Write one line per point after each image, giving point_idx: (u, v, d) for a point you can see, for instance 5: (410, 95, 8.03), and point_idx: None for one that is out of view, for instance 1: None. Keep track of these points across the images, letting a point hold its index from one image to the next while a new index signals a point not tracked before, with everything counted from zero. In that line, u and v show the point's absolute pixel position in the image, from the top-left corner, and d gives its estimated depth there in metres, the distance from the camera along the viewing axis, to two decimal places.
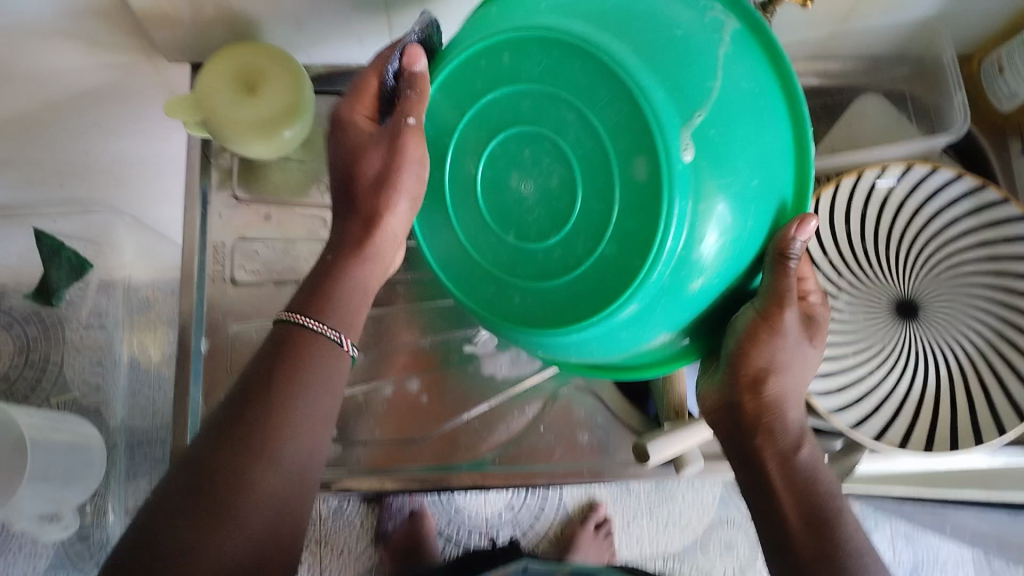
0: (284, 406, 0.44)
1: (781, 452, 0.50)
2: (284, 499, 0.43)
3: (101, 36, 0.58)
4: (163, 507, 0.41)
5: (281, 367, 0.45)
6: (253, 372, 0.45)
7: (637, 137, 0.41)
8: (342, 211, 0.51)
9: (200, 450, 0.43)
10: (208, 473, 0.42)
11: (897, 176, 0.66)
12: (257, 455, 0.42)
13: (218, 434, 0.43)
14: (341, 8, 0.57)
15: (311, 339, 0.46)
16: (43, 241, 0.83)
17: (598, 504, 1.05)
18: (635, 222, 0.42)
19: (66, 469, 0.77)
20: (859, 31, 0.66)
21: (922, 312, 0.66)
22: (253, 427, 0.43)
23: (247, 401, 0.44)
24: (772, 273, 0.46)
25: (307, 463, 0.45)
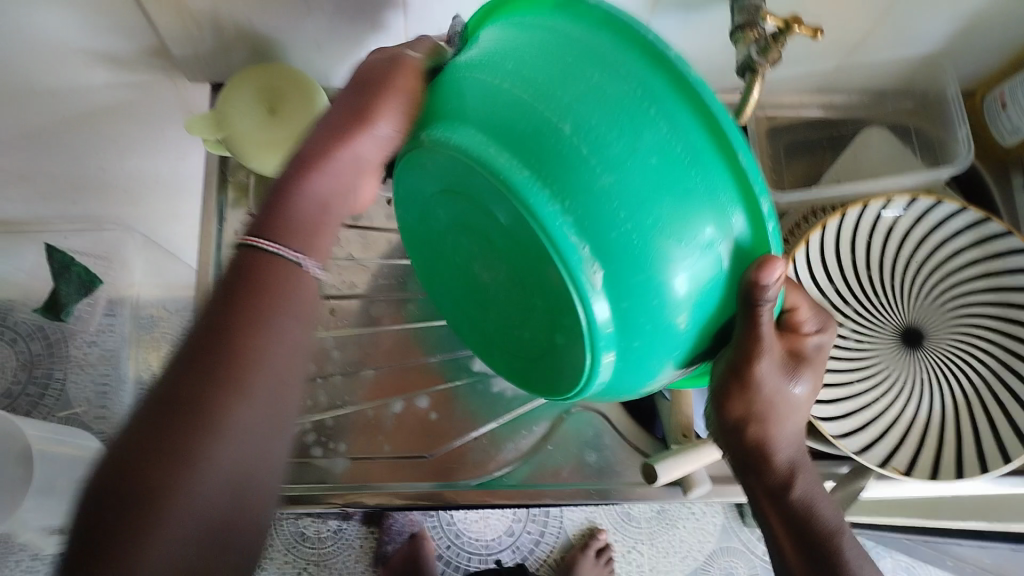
0: (251, 348, 0.40)
1: (770, 491, 0.50)
2: (257, 440, 0.40)
3: (126, 55, 0.59)
4: (119, 470, 0.37)
5: (243, 300, 0.41)
6: (210, 310, 0.41)
7: (540, 251, 0.37)
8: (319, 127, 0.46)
9: (152, 407, 0.39)
10: (169, 431, 0.38)
11: (901, 208, 0.67)
12: (220, 404, 0.39)
13: (182, 382, 0.39)
14: (360, 31, 0.59)
15: (277, 263, 0.42)
16: (54, 254, 0.80)
17: (599, 531, 1.06)
18: (566, 314, 0.39)
19: (67, 481, 0.77)
20: (863, 65, 0.68)
21: (928, 341, 0.67)
22: (221, 367, 0.39)
23: (204, 342, 0.40)
24: (743, 317, 0.40)
25: (279, 400, 0.41)
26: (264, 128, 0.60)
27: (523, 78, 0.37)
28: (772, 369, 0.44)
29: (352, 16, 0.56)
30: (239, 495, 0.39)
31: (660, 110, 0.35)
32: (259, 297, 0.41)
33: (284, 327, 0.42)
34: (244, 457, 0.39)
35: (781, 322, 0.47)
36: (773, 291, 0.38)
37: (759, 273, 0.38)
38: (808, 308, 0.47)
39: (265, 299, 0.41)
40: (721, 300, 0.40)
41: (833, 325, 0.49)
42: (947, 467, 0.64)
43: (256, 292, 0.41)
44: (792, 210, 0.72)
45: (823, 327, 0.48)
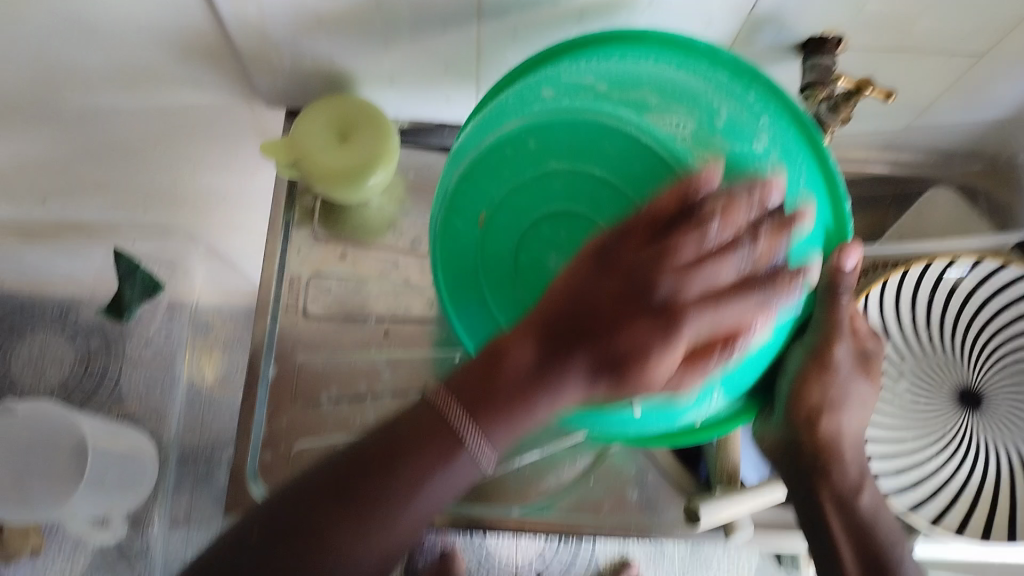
0: (406, 481, 0.40)
1: (838, 496, 0.54)
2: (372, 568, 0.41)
3: (205, 80, 0.62)
4: (264, 536, 0.40)
5: (415, 451, 0.41)
6: (383, 437, 0.42)
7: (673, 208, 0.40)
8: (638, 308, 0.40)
9: (312, 500, 0.40)
10: (326, 514, 0.40)
11: (966, 269, 0.65)
12: (344, 534, 0.40)
13: (343, 484, 0.40)
14: (434, 68, 0.60)
15: (458, 441, 0.41)
16: (121, 259, 0.87)
17: (630, 562, 1.05)
18: None
19: (118, 477, 0.82)
20: (932, 126, 0.67)
21: (986, 402, 0.66)
22: (378, 489, 0.40)
23: (383, 465, 0.41)
24: (821, 303, 0.45)
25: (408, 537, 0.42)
26: (338, 156, 0.62)
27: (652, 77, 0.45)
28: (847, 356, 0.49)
29: (427, 55, 0.58)
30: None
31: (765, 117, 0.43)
32: (437, 452, 0.41)
33: (441, 487, 0.41)
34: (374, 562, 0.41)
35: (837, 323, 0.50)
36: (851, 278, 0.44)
37: (836, 259, 0.43)
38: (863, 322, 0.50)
39: (437, 455, 0.41)
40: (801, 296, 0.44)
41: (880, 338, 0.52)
42: (996, 527, 0.63)
43: (436, 451, 0.41)
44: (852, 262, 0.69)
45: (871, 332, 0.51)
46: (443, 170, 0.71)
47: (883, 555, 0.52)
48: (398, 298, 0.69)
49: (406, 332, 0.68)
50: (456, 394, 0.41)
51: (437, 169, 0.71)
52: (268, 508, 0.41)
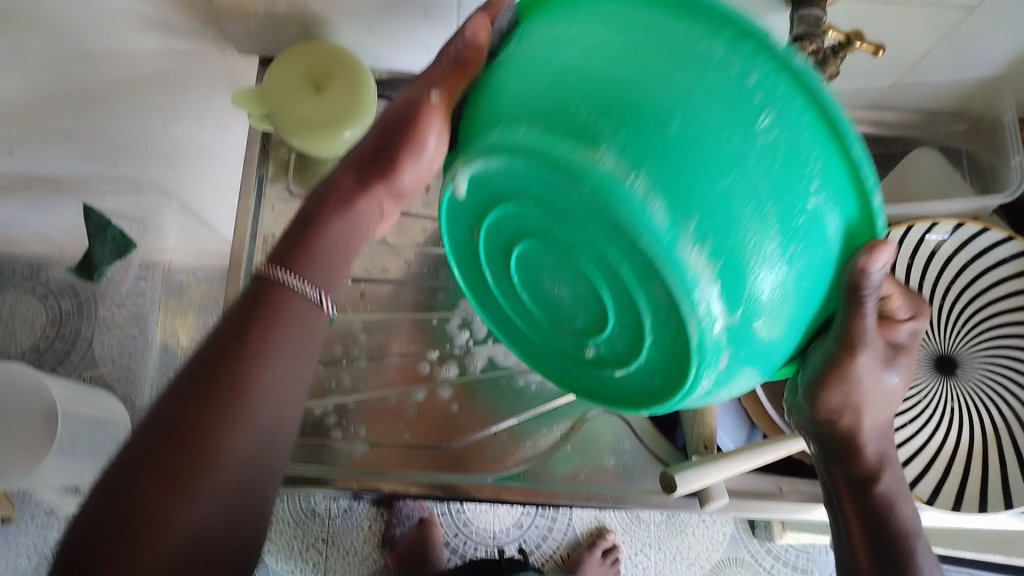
0: (258, 355, 0.43)
1: (854, 481, 0.50)
2: (256, 454, 0.43)
3: (177, 25, 0.60)
4: (140, 455, 0.41)
5: (247, 325, 0.44)
6: (223, 329, 0.44)
7: (645, 269, 0.34)
8: (383, 127, 0.47)
9: (176, 405, 0.42)
10: (189, 414, 0.42)
11: (947, 232, 0.66)
12: (218, 424, 0.42)
13: (197, 378, 0.42)
14: (414, 17, 0.58)
15: (289, 294, 0.45)
16: (92, 216, 0.84)
17: (607, 531, 1.08)
18: (665, 351, 0.39)
19: (91, 444, 0.80)
20: (918, 84, 0.67)
21: (961, 370, 0.66)
22: (229, 374, 0.43)
23: (223, 354, 0.43)
24: (844, 308, 0.38)
25: (279, 417, 0.44)
26: (313, 106, 0.60)
27: (619, 47, 0.33)
28: (872, 357, 0.42)
29: (406, 4, 0.57)
30: (243, 487, 0.42)
31: (766, 98, 0.32)
32: (263, 318, 0.44)
33: (286, 348, 0.45)
34: (251, 451, 0.43)
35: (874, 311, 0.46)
36: (879, 275, 0.36)
37: (861, 262, 0.35)
38: (900, 296, 0.45)
39: (271, 320, 0.44)
40: (821, 299, 0.37)
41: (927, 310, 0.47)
42: (966, 498, 0.62)
43: (267, 319, 0.44)
44: None
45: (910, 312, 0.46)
46: None
47: (896, 539, 0.50)
48: (375, 258, 0.68)
49: (381, 291, 0.68)
50: (285, 262, 0.46)
51: None
52: (142, 430, 0.42)
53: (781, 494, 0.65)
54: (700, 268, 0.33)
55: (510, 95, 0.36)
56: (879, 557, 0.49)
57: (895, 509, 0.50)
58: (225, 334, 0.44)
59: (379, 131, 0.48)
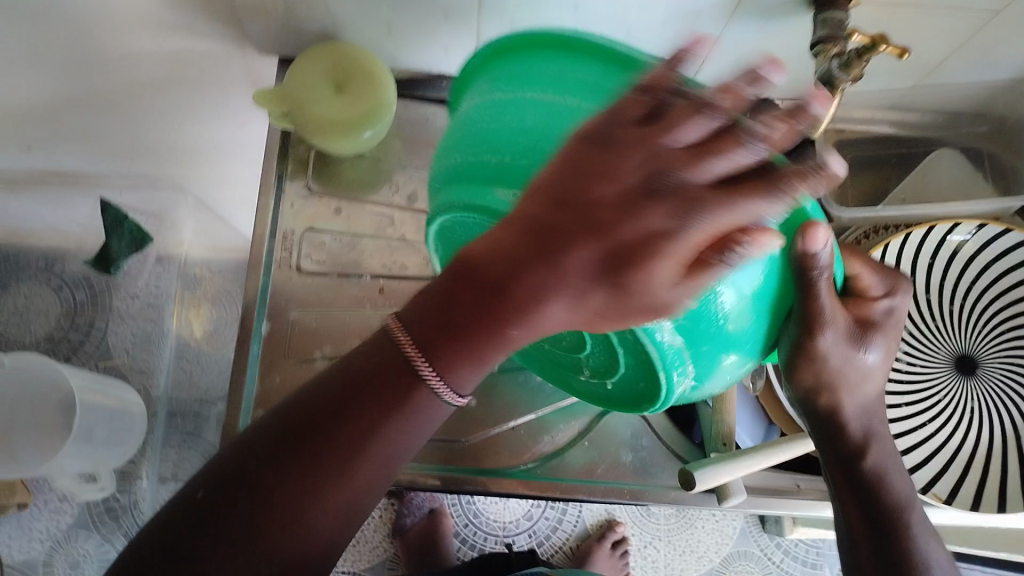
0: (375, 440, 0.37)
1: (846, 458, 0.51)
2: (335, 536, 0.38)
3: (197, 23, 0.60)
4: (207, 516, 0.35)
5: (371, 407, 0.37)
6: (338, 395, 0.37)
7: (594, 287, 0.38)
8: (576, 222, 0.35)
9: (263, 467, 0.36)
10: (276, 482, 0.36)
11: (969, 232, 0.66)
12: (304, 503, 0.36)
13: (296, 447, 0.36)
14: (432, 18, 0.58)
15: (422, 390, 0.38)
16: (110, 210, 0.84)
17: (617, 523, 1.09)
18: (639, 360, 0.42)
19: (106, 433, 0.81)
20: (937, 86, 0.67)
21: (980, 369, 0.66)
22: (335, 455, 0.37)
23: (332, 426, 0.37)
24: (800, 292, 0.40)
25: (365, 500, 0.39)
26: (335, 107, 0.60)
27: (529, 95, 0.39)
28: (838, 339, 0.45)
29: (426, 5, 0.56)
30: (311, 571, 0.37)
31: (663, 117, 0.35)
32: (392, 404, 0.37)
33: (402, 437, 0.38)
34: (331, 533, 0.37)
35: (849, 290, 0.49)
36: (823, 254, 0.37)
37: (802, 246, 0.37)
38: (872, 276, 0.49)
39: (392, 399, 0.37)
40: (777, 285, 0.39)
41: (904, 287, 0.50)
42: (986, 500, 0.62)
43: (393, 399, 0.37)
44: (854, 224, 0.70)
45: (890, 292, 0.49)
46: (438, 124, 0.70)
47: (891, 514, 0.50)
48: (394, 255, 0.67)
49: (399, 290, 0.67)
50: (419, 328, 0.37)
51: (432, 123, 0.69)
52: (209, 483, 0.36)
53: (797, 491, 0.65)
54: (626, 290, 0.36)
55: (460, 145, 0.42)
56: (878, 536, 0.50)
57: (887, 487, 0.51)
58: (338, 402, 0.37)
59: (565, 221, 0.35)
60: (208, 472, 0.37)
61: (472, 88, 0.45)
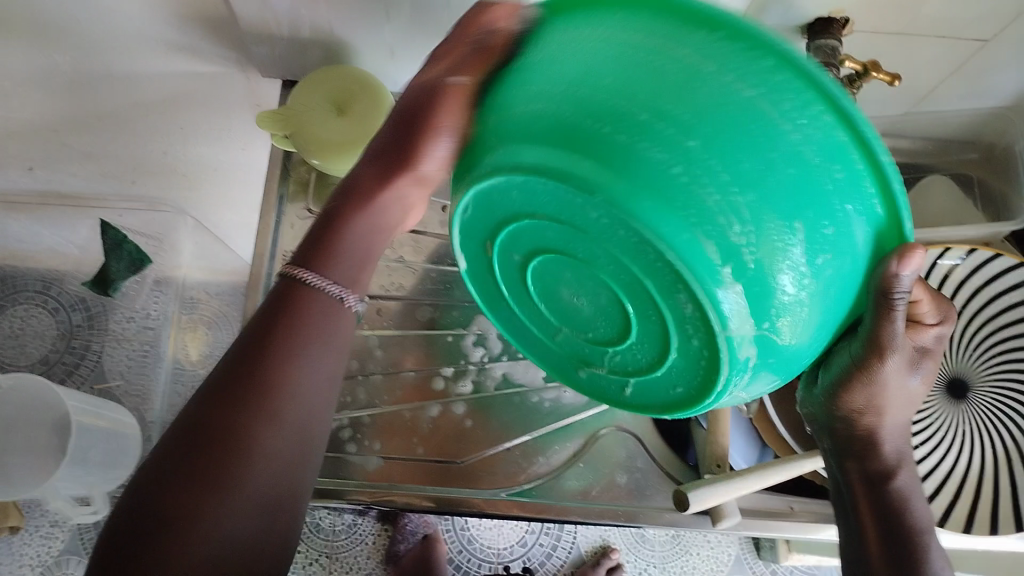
0: (287, 355, 0.45)
1: (867, 476, 0.51)
2: (287, 457, 0.44)
3: (202, 47, 0.61)
4: (173, 462, 0.42)
5: (280, 327, 0.45)
6: (249, 331, 0.46)
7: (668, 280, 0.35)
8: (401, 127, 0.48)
9: (206, 406, 0.43)
10: (223, 417, 0.43)
11: (960, 257, 0.66)
12: (254, 426, 0.43)
13: (230, 382, 0.44)
14: (434, 41, 0.59)
15: (313, 295, 0.47)
16: (109, 231, 0.87)
17: (611, 550, 1.08)
18: (696, 351, 0.39)
19: (102, 455, 0.80)
20: (929, 112, 0.68)
21: (971, 393, 0.66)
22: (259, 378, 0.44)
23: (252, 356, 0.44)
24: (873, 314, 0.38)
25: (306, 423, 0.45)
26: (338, 128, 0.60)
27: (639, 60, 0.33)
28: (899, 365, 0.44)
29: (427, 28, 0.57)
30: (280, 488, 0.43)
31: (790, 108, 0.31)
32: (286, 317, 0.46)
33: (314, 351, 0.46)
34: (284, 453, 0.44)
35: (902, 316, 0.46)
36: (905, 278, 0.35)
37: (890, 268, 0.35)
38: (928, 302, 0.45)
39: (292, 316, 0.46)
40: (849, 307, 0.38)
41: (953, 314, 0.47)
42: (977, 522, 0.63)
43: (294, 311, 0.46)
44: None
45: (938, 317, 0.46)
46: None
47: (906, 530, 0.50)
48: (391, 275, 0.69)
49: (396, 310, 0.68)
50: (307, 259, 0.48)
51: None
52: (165, 443, 0.43)
53: (792, 514, 0.65)
54: (729, 301, 0.34)
55: (506, 115, 0.36)
56: (893, 550, 0.49)
57: (907, 512, 0.50)
58: (252, 333, 0.45)
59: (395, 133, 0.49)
60: (173, 428, 0.43)
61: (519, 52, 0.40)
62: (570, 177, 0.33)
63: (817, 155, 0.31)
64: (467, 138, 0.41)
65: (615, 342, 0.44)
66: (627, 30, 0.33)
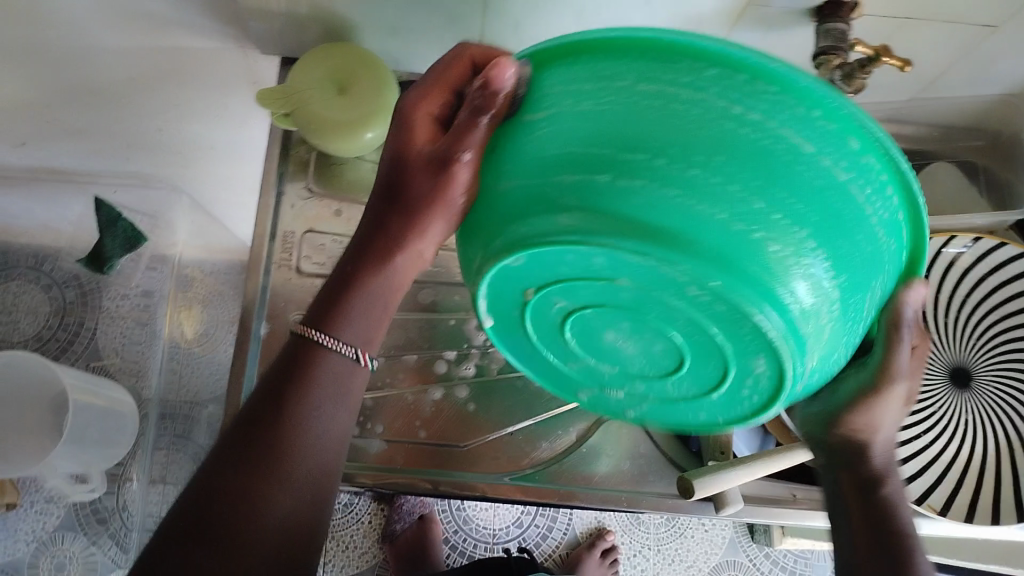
0: (296, 419, 0.45)
1: (862, 485, 0.50)
2: (297, 516, 0.45)
3: (202, 24, 0.60)
4: (188, 525, 0.42)
5: (288, 390, 0.45)
6: (261, 394, 0.46)
7: (752, 347, 0.36)
8: (391, 190, 0.45)
9: (219, 469, 0.44)
10: (234, 479, 0.44)
11: (965, 244, 0.67)
12: (264, 489, 0.44)
13: (241, 443, 0.45)
14: (438, 19, 0.58)
15: (323, 353, 0.46)
16: (103, 208, 0.84)
17: (607, 531, 1.09)
18: (752, 393, 0.41)
19: (98, 434, 0.80)
20: (936, 99, 0.68)
21: (974, 382, 0.66)
22: (268, 441, 0.44)
23: (260, 417, 0.45)
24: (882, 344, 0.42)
25: (318, 480, 0.46)
26: (339, 109, 0.60)
27: (732, 132, 0.31)
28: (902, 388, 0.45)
29: (432, 6, 0.56)
30: (294, 544, 0.45)
31: (871, 187, 0.33)
32: (295, 381, 0.46)
33: (322, 411, 0.46)
34: (295, 512, 0.45)
35: None
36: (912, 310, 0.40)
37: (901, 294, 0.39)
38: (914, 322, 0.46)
39: (300, 378, 0.46)
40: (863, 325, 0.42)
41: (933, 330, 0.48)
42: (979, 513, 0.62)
43: (301, 374, 0.46)
44: None
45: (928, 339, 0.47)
46: None
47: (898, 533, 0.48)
48: None
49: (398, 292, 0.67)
50: (318, 320, 0.46)
51: None
52: (180, 504, 0.44)
53: (794, 501, 0.65)
54: (810, 364, 0.36)
55: (584, 185, 0.33)
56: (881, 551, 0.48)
57: (898, 522, 0.49)
58: (262, 396, 0.46)
59: (386, 180, 0.45)
60: (188, 488, 0.45)
61: (551, 83, 0.36)
62: (685, 274, 0.32)
63: (884, 230, 0.35)
64: (509, 197, 0.36)
65: (645, 377, 0.44)
66: (715, 97, 0.32)
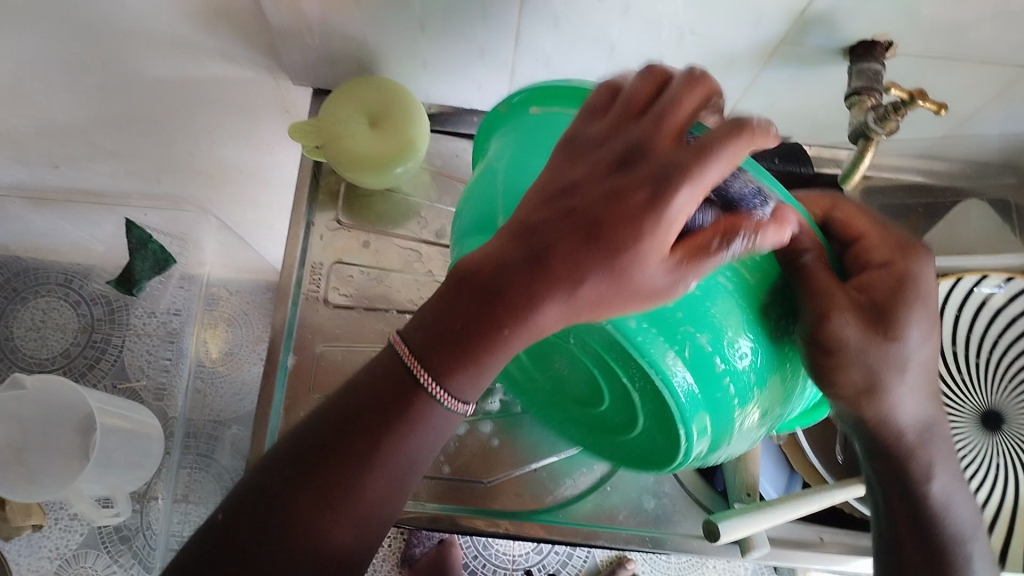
0: (383, 456, 0.38)
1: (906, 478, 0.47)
2: (355, 552, 0.39)
3: (237, 56, 0.61)
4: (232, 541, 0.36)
5: (378, 424, 0.38)
6: (347, 414, 0.38)
7: (666, 447, 0.45)
8: (571, 244, 0.35)
9: (281, 483, 0.37)
10: (292, 503, 0.37)
11: (999, 284, 0.66)
12: (325, 519, 0.37)
13: (313, 462, 0.38)
14: (470, 55, 0.59)
15: (427, 400, 0.38)
16: (133, 230, 0.84)
17: (627, 560, 1.08)
18: (640, 454, 0.50)
19: (125, 456, 0.80)
20: (967, 136, 0.67)
21: (1008, 424, 0.63)
22: (346, 470, 0.37)
23: (340, 443, 0.38)
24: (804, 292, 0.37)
25: (379, 515, 0.39)
26: (373, 142, 0.60)
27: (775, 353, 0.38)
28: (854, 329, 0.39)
29: (465, 43, 0.57)
30: None
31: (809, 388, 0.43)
32: (394, 420, 0.38)
33: (411, 452, 0.39)
34: (353, 546, 0.38)
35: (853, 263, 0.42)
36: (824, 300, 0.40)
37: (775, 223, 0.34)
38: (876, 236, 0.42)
39: (397, 417, 0.38)
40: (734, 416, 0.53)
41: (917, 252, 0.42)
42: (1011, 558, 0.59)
43: (397, 411, 0.38)
44: None
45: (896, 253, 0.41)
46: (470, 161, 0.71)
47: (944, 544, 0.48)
48: (421, 290, 0.67)
49: None
50: (422, 343, 0.38)
51: (463, 160, 0.71)
52: (229, 511, 0.38)
53: (821, 544, 0.64)
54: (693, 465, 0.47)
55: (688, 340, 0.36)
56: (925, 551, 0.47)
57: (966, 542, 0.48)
58: (348, 419, 0.38)
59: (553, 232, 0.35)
60: (239, 492, 0.38)
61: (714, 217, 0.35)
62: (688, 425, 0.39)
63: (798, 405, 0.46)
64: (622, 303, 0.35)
65: (568, 389, 0.49)
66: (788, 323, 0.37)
